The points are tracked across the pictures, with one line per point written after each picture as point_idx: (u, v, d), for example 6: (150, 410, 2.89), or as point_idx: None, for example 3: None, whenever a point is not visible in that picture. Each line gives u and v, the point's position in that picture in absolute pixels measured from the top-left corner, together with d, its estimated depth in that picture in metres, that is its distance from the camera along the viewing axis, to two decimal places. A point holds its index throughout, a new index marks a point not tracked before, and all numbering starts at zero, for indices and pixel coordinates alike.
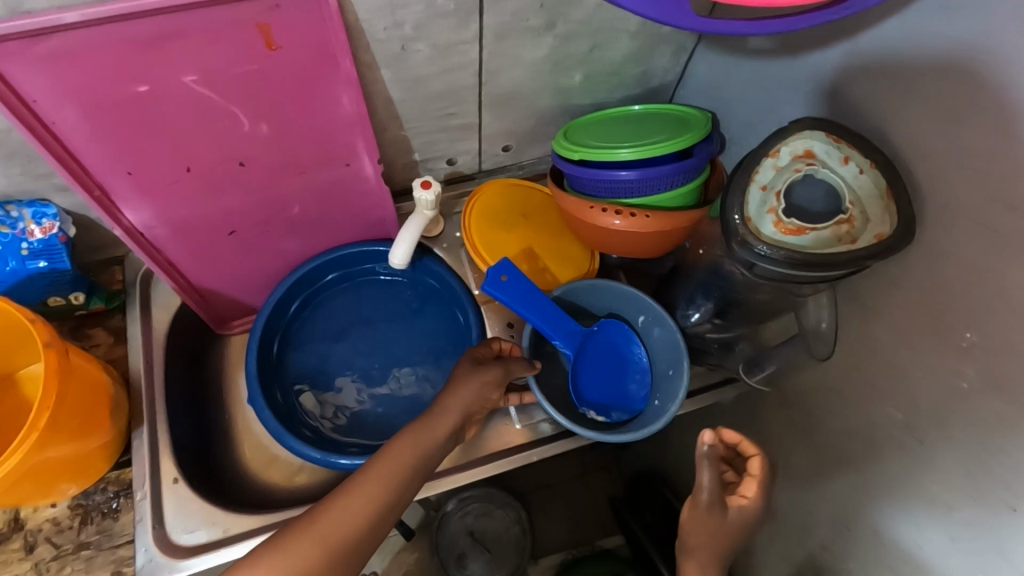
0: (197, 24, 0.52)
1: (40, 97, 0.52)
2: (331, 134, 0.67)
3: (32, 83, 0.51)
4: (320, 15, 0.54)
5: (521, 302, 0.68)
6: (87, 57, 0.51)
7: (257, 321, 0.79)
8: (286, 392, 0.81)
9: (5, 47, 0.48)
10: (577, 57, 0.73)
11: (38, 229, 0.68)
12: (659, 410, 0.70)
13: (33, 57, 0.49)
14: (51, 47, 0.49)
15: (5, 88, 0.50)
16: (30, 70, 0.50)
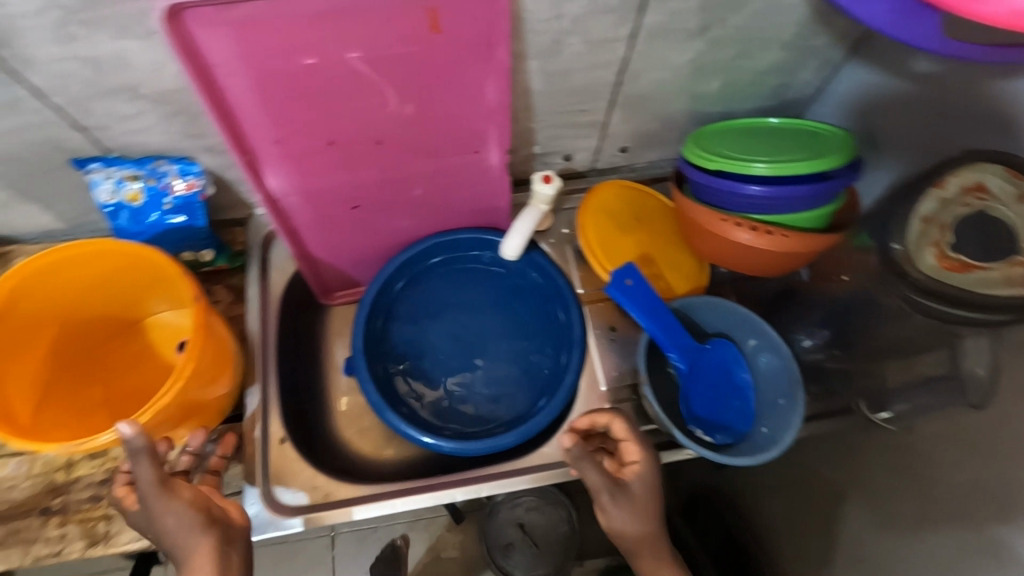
0: (374, 3, 0.53)
1: (218, 62, 0.55)
2: (468, 121, 0.67)
3: (215, 47, 0.53)
4: (490, 1, 0.55)
5: (643, 307, 0.70)
6: (268, 27, 0.53)
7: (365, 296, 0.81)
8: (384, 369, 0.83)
9: (202, 13, 0.50)
10: (722, 63, 0.71)
11: (182, 185, 0.72)
12: (769, 438, 0.70)
13: (221, 22, 0.51)
14: (239, 15, 0.51)
15: (192, 50, 0.53)
16: (218, 34, 0.52)
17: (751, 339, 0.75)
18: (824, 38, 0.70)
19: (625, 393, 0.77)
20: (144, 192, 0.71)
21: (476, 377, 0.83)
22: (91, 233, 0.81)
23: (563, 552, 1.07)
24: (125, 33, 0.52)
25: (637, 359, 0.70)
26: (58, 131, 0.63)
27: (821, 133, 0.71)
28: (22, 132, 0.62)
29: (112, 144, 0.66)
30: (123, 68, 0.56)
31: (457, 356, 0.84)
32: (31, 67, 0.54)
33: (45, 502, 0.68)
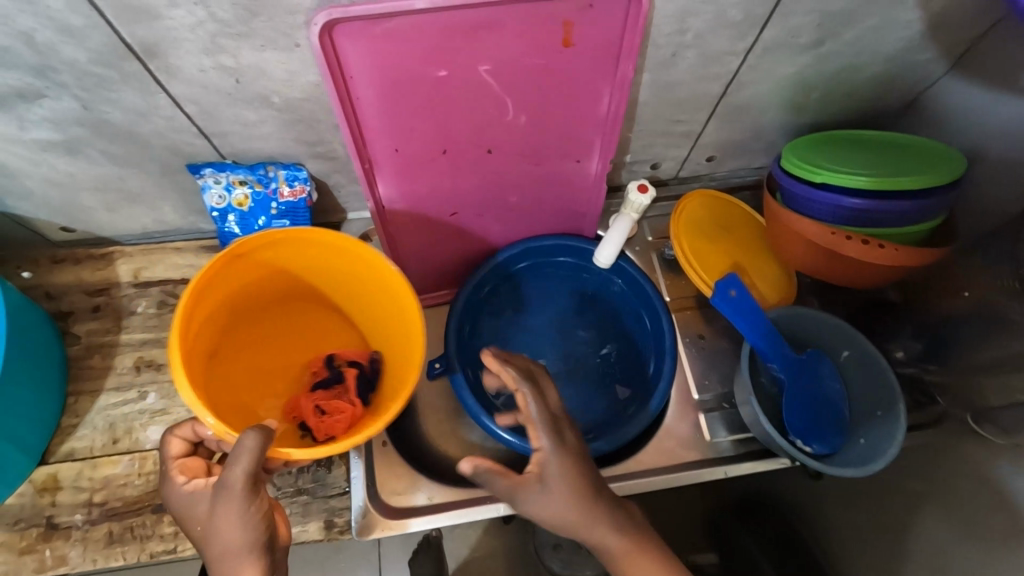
0: (515, 17, 0.54)
1: (356, 75, 0.56)
2: (578, 131, 0.68)
3: (357, 60, 0.55)
4: (625, 15, 0.56)
5: (745, 318, 0.71)
6: (411, 41, 0.54)
7: (456, 299, 0.81)
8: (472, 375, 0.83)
9: (354, 27, 0.51)
10: (825, 77, 0.72)
11: (288, 191, 0.72)
12: (869, 449, 0.70)
13: (367, 35, 0.53)
14: (386, 29, 0.52)
15: (336, 63, 0.54)
16: (363, 47, 0.53)
17: (844, 351, 0.76)
18: (930, 53, 0.70)
19: (713, 401, 0.79)
20: (251, 197, 0.72)
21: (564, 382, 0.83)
22: (187, 235, 0.82)
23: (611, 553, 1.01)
24: (272, 45, 0.53)
25: (741, 370, 0.71)
26: (183, 138, 0.64)
27: (918, 147, 0.73)
28: (149, 138, 0.63)
29: (229, 150, 0.67)
30: (262, 78, 0.57)
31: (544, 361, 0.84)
32: (175, 76, 0.55)
33: (157, 500, 0.69)
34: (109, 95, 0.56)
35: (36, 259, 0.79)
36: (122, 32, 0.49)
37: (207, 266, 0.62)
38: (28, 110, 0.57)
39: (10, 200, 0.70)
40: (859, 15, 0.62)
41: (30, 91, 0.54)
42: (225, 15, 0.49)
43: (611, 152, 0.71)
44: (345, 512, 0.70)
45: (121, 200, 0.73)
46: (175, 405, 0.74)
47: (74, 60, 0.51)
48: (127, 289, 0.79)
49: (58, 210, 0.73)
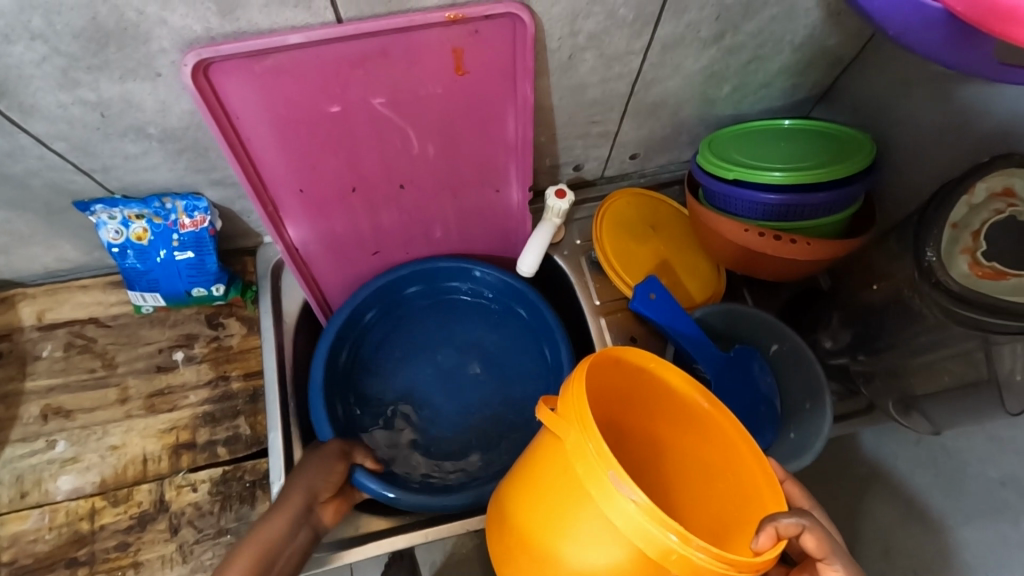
0: (402, 47, 0.54)
1: (243, 114, 0.56)
2: (490, 158, 0.69)
3: (242, 98, 0.54)
4: (515, 39, 0.56)
5: (671, 320, 0.69)
6: (298, 76, 0.54)
7: (330, 327, 0.76)
8: (348, 412, 0.76)
9: (233, 66, 0.51)
10: (734, 69, 0.70)
11: (190, 222, 0.69)
12: (799, 444, 0.69)
13: (249, 72, 0.52)
14: (269, 65, 0.52)
15: (218, 104, 0.54)
16: (246, 86, 0.53)
17: (773, 345, 0.75)
18: (836, 38, 0.69)
19: None
20: (150, 230, 0.69)
21: (454, 411, 0.78)
22: (95, 271, 0.78)
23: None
24: (132, 76, 0.50)
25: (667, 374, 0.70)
26: (62, 175, 0.60)
27: (833, 135, 0.71)
28: (25, 178, 0.60)
29: (117, 184, 0.64)
30: (131, 109, 0.54)
31: (434, 390, 0.79)
32: (32, 114, 0.51)
33: (71, 553, 0.67)
34: None
35: None
36: None
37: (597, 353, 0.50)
38: None
39: None
40: (756, 5, 0.61)
41: None
42: (69, 49, 0.46)
43: (528, 177, 0.71)
44: None
45: (12, 242, 0.70)
46: (86, 452, 0.71)
47: None
48: (31, 333, 0.76)
49: None
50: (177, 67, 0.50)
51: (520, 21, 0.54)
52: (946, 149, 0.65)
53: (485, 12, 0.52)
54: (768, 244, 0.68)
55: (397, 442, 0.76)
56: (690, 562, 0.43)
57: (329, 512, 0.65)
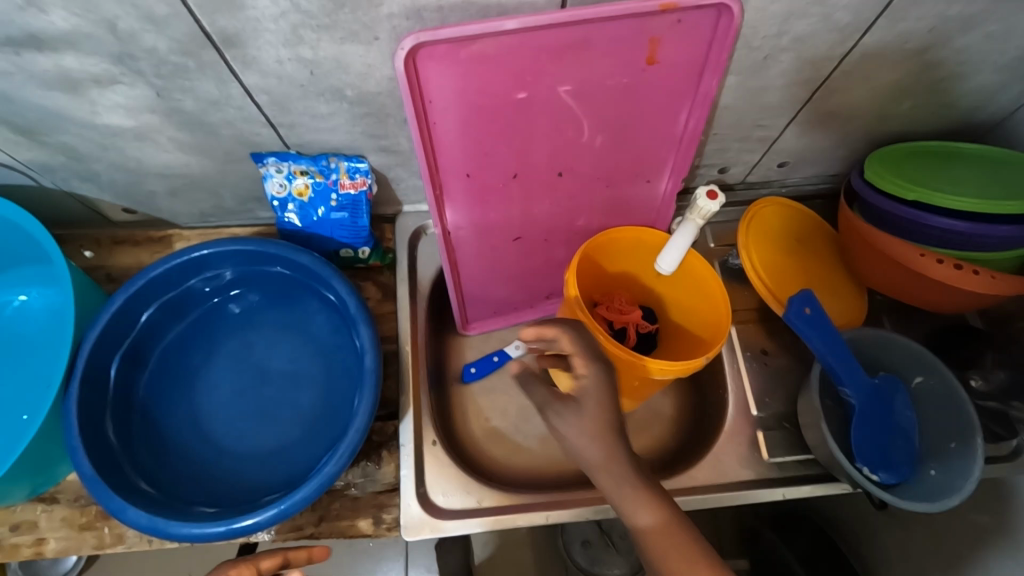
0: (602, 35, 0.53)
1: (436, 99, 0.56)
2: (653, 150, 0.67)
3: (439, 81, 0.54)
4: (715, 30, 0.54)
5: (824, 338, 0.66)
6: (494, 63, 0.54)
7: (68, 421, 0.58)
8: (158, 480, 0.63)
9: (441, 51, 0.51)
10: (924, 86, 0.66)
11: (349, 185, 0.71)
12: (942, 484, 0.66)
13: (453, 57, 0.53)
14: (472, 50, 0.52)
15: (417, 87, 0.54)
16: (448, 69, 0.53)
17: (917, 376, 0.73)
18: None
19: (772, 420, 0.75)
20: (311, 187, 0.71)
21: (278, 419, 0.66)
22: (243, 221, 0.82)
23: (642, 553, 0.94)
24: (352, 38, 0.51)
25: (811, 391, 0.68)
26: (251, 128, 0.63)
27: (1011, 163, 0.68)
28: (217, 127, 0.62)
29: (295, 140, 0.66)
30: (339, 70, 0.55)
31: (238, 411, 0.67)
32: (251, 67, 0.53)
33: None
34: (184, 84, 0.55)
35: (97, 239, 0.80)
36: (203, 20, 0.48)
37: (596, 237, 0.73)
38: (102, 95, 0.56)
39: (78, 180, 0.70)
40: (975, 18, 0.57)
41: (105, 77, 0.54)
42: (311, 7, 0.47)
43: (683, 167, 0.69)
44: (394, 509, 0.70)
45: (183, 185, 0.73)
46: None
47: (152, 48, 0.51)
48: None
49: (123, 192, 0.73)
50: (394, 33, 0.51)
51: (727, 13, 0.52)
52: None
53: (698, 2, 0.51)
54: (948, 273, 0.64)
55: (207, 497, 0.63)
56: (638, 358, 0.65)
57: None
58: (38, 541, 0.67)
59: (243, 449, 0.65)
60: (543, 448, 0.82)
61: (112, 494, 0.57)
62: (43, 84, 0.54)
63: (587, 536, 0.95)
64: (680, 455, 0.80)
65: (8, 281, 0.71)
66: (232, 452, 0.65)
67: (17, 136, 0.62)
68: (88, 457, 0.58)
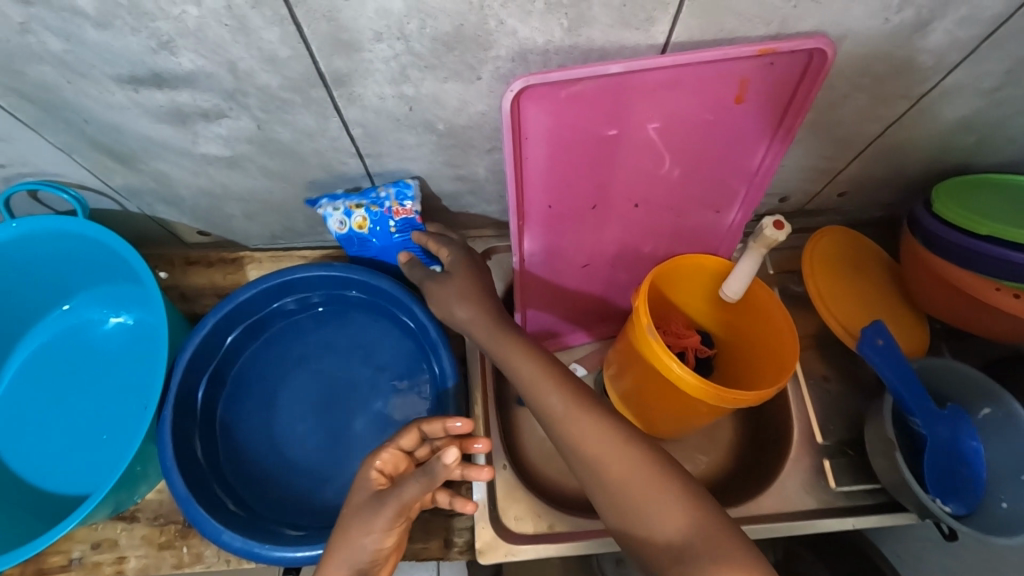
0: (696, 75, 0.55)
1: (531, 135, 0.58)
2: (728, 182, 0.68)
3: (537, 119, 0.57)
4: (806, 70, 0.55)
5: (897, 371, 0.67)
6: (591, 102, 0.56)
7: (164, 444, 0.60)
8: (243, 501, 0.64)
9: (544, 92, 0.54)
10: (994, 121, 0.68)
11: (397, 209, 0.70)
12: (1012, 514, 0.67)
13: (552, 97, 0.55)
14: (571, 91, 0.54)
15: (516, 125, 0.56)
16: (547, 107, 0.55)
17: (984, 408, 0.73)
18: None
19: (837, 448, 0.76)
20: (368, 219, 0.70)
21: (356, 441, 0.67)
22: (312, 244, 0.84)
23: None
24: (456, 77, 0.53)
25: (884, 428, 0.69)
26: (340, 157, 0.65)
27: None
28: (307, 156, 0.64)
29: (377, 169, 0.68)
30: (436, 106, 0.57)
31: (318, 433, 0.68)
32: (354, 103, 0.55)
33: None
34: (287, 117, 0.57)
35: (171, 260, 0.82)
36: (320, 62, 0.50)
37: (665, 264, 0.74)
38: (206, 128, 0.58)
39: (163, 204, 0.72)
40: None
41: (212, 111, 0.56)
42: (423, 49, 0.49)
43: (755, 198, 0.70)
44: (466, 533, 0.72)
45: (262, 209, 0.75)
46: None
47: (265, 85, 0.52)
48: None
49: (204, 215, 0.75)
50: (497, 73, 0.53)
51: (820, 55, 0.53)
52: None
53: (794, 48, 0.52)
54: (1022, 306, 0.66)
55: (291, 517, 0.64)
56: (709, 390, 0.65)
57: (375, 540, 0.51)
58: (119, 560, 0.68)
59: (326, 472, 0.66)
60: None
61: (207, 516, 0.58)
62: (152, 118, 0.56)
63: None
64: (742, 482, 0.80)
65: (95, 301, 0.73)
66: (314, 473, 0.66)
67: (115, 164, 0.64)
68: (183, 478, 0.59)
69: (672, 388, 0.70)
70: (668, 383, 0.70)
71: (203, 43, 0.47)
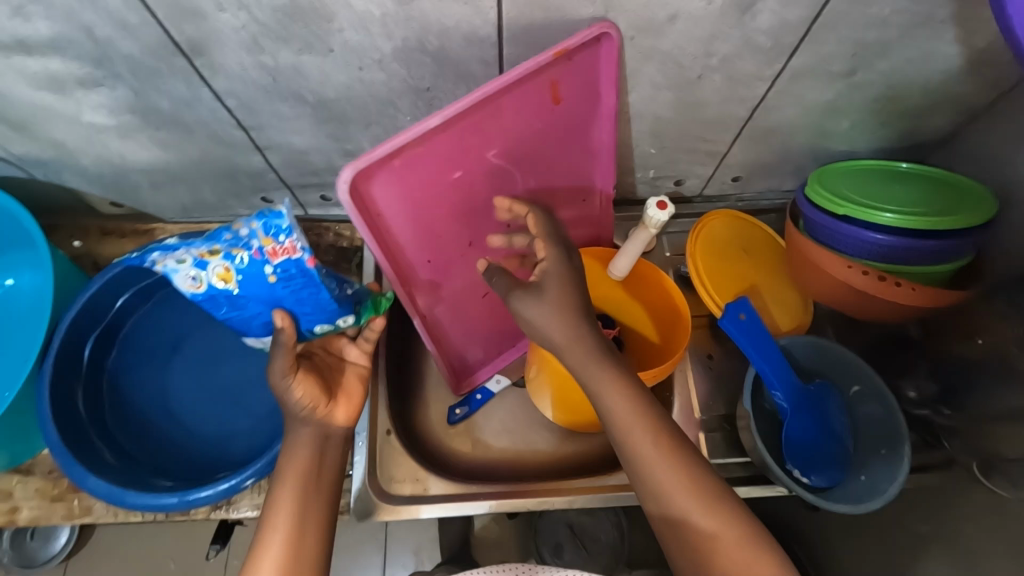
0: (514, 97, 0.62)
1: (385, 211, 0.64)
2: (582, 166, 0.72)
3: (382, 193, 0.62)
4: (600, 55, 0.60)
5: (755, 344, 0.70)
6: (424, 157, 0.62)
7: (41, 393, 0.63)
8: (121, 452, 0.67)
9: (377, 167, 0.60)
10: (859, 106, 0.70)
11: (276, 251, 0.55)
12: (870, 488, 0.69)
13: (390, 170, 0.61)
14: (403, 160, 0.61)
15: (364, 206, 0.61)
16: (390, 178, 0.61)
17: (854, 386, 0.75)
18: (970, 87, 0.67)
19: (714, 422, 0.78)
20: (234, 271, 0.55)
21: (237, 401, 0.71)
22: (223, 218, 0.87)
23: (614, 555, 1.06)
24: (308, 49, 0.56)
25: (743, 394, 0.71)
26: (222, 128, 0.68)
27: (958, 186, 0.70)
28: (193, 126, 0.67)
29: (265, 142, 0.71)
30: (300, 78, 0.60)
31: (206, 393, 0.71)
32: (218, 73, 0.59)
33: None
34: (159, 86, 0.60)
35: (87, 230, 0.85)
36: (171, 30, 0.53)
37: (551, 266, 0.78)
38: (85, 95, 0.62)
39: (67, 174, 0.76)
40: (895, 45, 0.61)
41: (88, 79, 0.59)
42: (266, 19, 0.52)
43: (610, 182, 0.74)
44: (345, 494, 0.75)
45: (165, 181, 0.78)
46: None
47: (128, 54, 0.56)
48: None
49: (110, 187, 0.79)
50: (347, 46, 0.56)
51: (608, 39, 0.58)
52: None
53: (580, 39, 0.57)
54: (871, 283, 0.69)
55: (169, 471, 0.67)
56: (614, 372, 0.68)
57: (299, 391, 0.56)
58: (12, 510, 0.71)
59: (206, 429, 0.69)
60: (502, 444, 0.86)
61: (76, 462, 0.61)
62: (33, 84, 0.60)
63: (559, 540, 1.07)
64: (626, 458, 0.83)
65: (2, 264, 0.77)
66: (197, 430, 0.69)
67: (8, 131, 0.67)
68: (56, 427, 0.62)
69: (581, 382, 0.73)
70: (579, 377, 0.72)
71: (55, 9, 0.51)
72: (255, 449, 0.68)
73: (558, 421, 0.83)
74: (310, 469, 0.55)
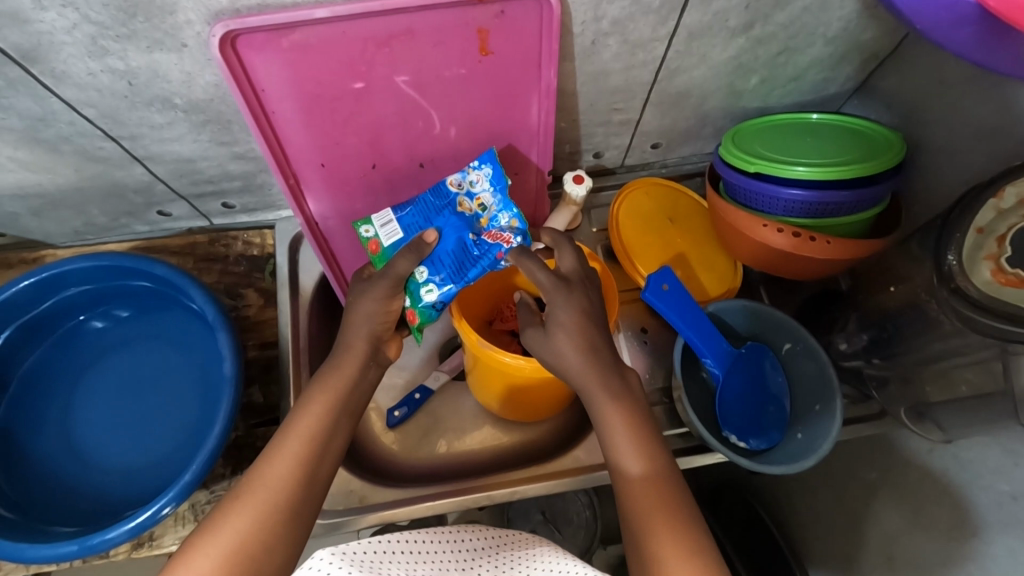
0: (433, 23, 0.53)
1: (269, 88, 0.55)
2: (512, 141, 0.68)
3: (265, 69, 0.53)
4: (541, 20, 0.55)
5: (679, 314, 0.69)
6: (319, 51, 0.53)
7: None
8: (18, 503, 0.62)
9: (258, 40, 0.51)
10: (763, 60, 0.68)
11: (498, 237, 0.60)
12: (804, 446, 0.68)
13: (277, 46, 0.52)
14: (293, 40, 0.51)
15: (244, 77, 0.53)
16: (276, 58, 0.53)
17: (786, 344, 0.75)
18: (873, 32, 0.66)
19: (654, 396, 0.77)
20: (472, 210, 0.62)
21: (144, 429, 0.66)
22: (122, 237, 0.81)
23: (590, 534, 0.98)
24: (159, 47, 0.51)
25: (673, 364, 0.71)
26: (90, 142, 0.62)
27: (869, 134, 0.69)
28: (56, 142, 0.61)
29: (142, 153, 0.65)
30: (158, 80, 0.55)
31: (107, 426, 0.66)
32: (63, 81, 0.53)
33: None
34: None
35: None
36: None
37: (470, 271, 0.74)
38: None
39: None
40: None
41: None
42: (99, 17, 0.47)
43: (550, 151, 0.69)
44: None
45: (45, 206, 0.72)
46: None
47: None
48: None
49: None
50: (201, 40, 0.51)
51: (546, 5, 0.53)
52: (981, 150, 0.61)
53: None
54: (786, 241, 0.67)
55: (76, 514, 0.62)
56: (535, 365, 0.65)
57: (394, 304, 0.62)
58: None
59: (112, 464, 0.65)
60: (446, 441, 0.83)
61: None
62: None
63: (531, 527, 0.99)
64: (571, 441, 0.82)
65: None
66: (102, 467, 0.65)
67: None
68: None
69: (511, 376, 0.69)
70: (505, 373, 0.69)
71: None
72: (166, 479, 0.64)
73: (515, 417, 0.82)
74: (345, 394, 0.59)
